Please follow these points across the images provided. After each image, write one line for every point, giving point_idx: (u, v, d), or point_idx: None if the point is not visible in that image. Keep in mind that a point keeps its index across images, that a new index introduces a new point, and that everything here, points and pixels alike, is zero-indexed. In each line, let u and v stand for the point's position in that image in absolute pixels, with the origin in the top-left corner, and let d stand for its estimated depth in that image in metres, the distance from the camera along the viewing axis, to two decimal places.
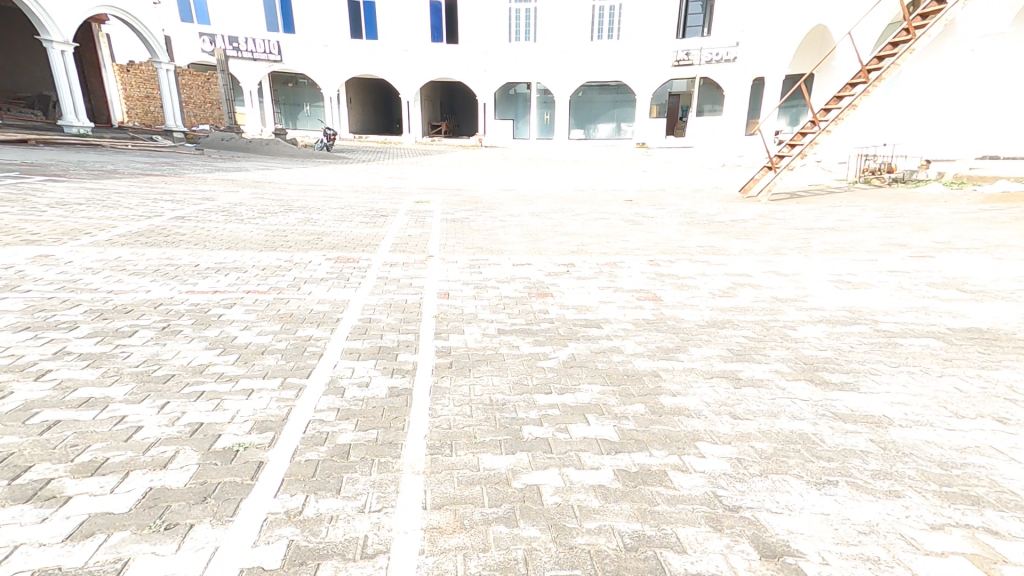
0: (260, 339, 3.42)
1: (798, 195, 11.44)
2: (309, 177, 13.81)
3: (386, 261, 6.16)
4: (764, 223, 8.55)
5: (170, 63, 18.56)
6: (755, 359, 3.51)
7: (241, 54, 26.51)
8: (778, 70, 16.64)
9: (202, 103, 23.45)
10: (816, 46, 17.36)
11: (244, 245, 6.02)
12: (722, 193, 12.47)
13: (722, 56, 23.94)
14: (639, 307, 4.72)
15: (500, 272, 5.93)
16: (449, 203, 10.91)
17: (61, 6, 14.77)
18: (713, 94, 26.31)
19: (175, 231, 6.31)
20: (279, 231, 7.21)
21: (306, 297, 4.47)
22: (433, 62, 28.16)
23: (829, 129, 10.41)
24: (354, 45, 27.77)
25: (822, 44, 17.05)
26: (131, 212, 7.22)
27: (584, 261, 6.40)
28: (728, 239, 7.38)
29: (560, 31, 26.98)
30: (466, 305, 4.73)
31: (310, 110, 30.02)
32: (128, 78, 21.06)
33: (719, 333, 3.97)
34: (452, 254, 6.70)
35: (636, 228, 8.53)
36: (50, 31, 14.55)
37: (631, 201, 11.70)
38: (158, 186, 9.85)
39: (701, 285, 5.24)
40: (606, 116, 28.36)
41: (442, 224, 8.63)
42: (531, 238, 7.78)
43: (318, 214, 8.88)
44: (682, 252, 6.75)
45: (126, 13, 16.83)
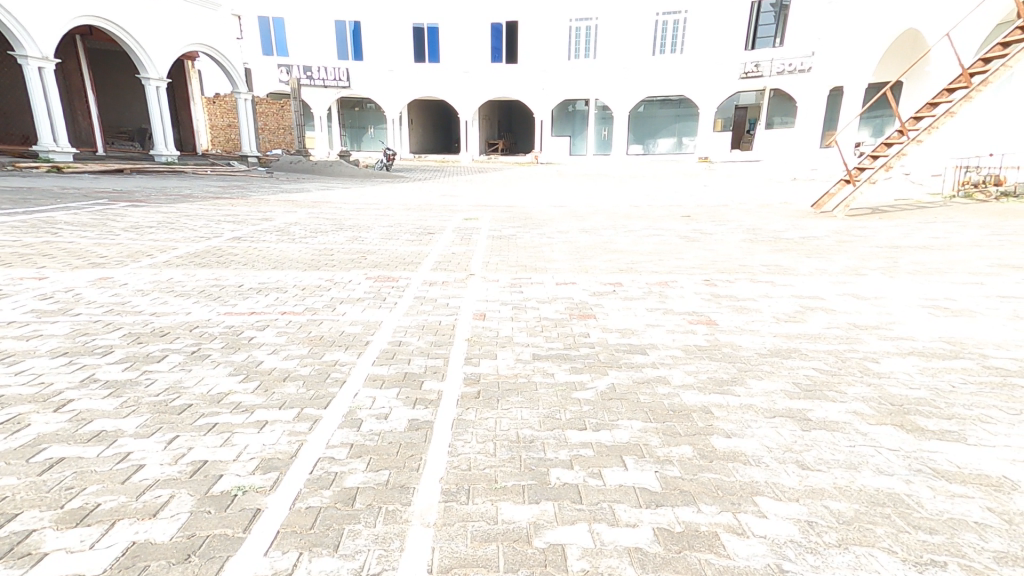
0: (284, 365, 3.36)
1: (881, 211, 10.49)
2: (365, 197, 14.15)
3: (426, 280, 6.06)
4: (840, 240, 7.84)
5: (248, 93, 19.56)
6: (829, 396, 3.01)
7: (314, 83, 28.23)
8: (862, 78, 15.62)
9: (277, 130, 24.65)
10: (904, 54, 16.27)
11: (290, 265, 6.13)
12: (791, 208, 11.68)
13: (794, 66, 22.96)
14: (690, 331, 4.29)
15: (540, 292, 5.65)
16: (499, 220, 10.80)
17: (156, 44, 15.90)
18: (784, 106, 25.08)
19: (229, 252, 6.50)
20: (328, 251, 7.31)
21: (340, 321, 4.41)
22: (492, 83, 28.52)
23: (920, 139, 9.59)
24: (417, 69, 28.60)
25: (912, 51, 15.90)
26: (195, 233, 7.55)
27: (632, 280, 6.02)
28: (798, 257, 6.78)
29: (619, 46, 26.61)
30: (501, 327, 4.50)
31: (373, 133, 31.08)
32: (215, 109, 22.63)
33: (784, 364, 3.49)
34: (494, 272, 6.51)
35: (693, 245, 8.03)
36: (147, 68, 15.72)
37: (689, 216, 11.16)
38: (225, 208, 10.32)
39: (764, 308, 4.73)
40: (667, 131, 27.74)
41: (488, 241, 8.49)
42: (579, 255, 7.48)
43: (367, 233, 8.99)
44: (742, 270, 6.24)
45: (212, 48, 18.05)
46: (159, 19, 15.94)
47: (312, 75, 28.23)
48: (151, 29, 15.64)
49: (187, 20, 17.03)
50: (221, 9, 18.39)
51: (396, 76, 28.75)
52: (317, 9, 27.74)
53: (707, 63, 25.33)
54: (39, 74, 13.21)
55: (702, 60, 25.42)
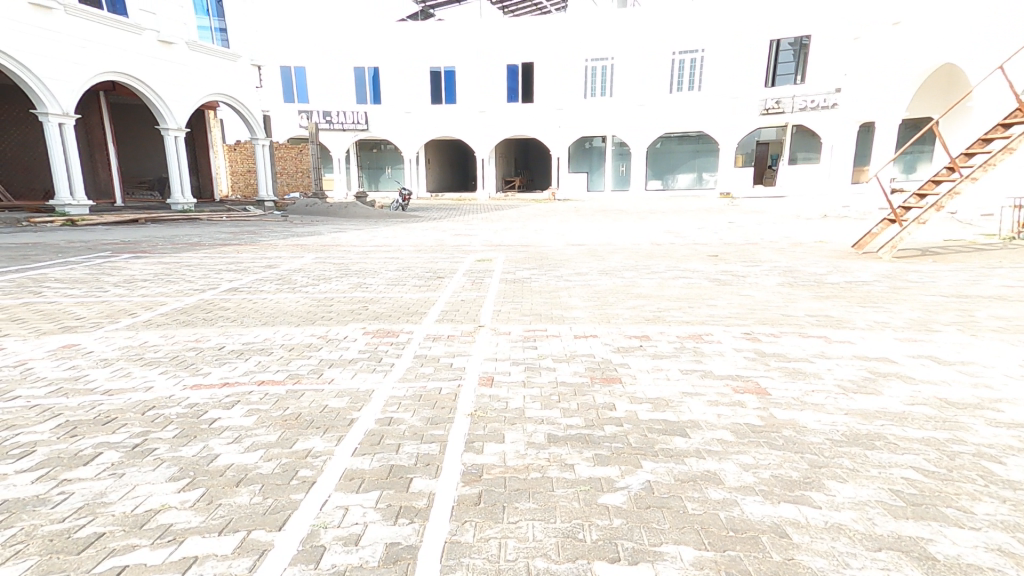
0: (242, 460, 2.75)
1: (930, 251, 9.73)
2: (377, 238, 13.85)
3: (428, 333, 5.51)
4: (894, 286, 7.17)
5: (266, 139, 19.78)
6: (948, 519, 2.30)
7: (333, 126, 28.60)
8: (894, 113, 15.08)
9: (295, 173, 24.77)
10: (944, 92, 15.71)
11: (282, 321, 5.73)
12: (827, 247, 11.01)
13: (818, 103, 23.00)
14: (738, 404, 3.60)
15: (555, 347, 5.01)
16: (513, 261, 10.32)
17: (175, 95, 16.10)
18: (808, 142, 24.85)
19: (219, 307, 6.13)
20: (327, 301, 6.89)
21: (323, 392, 3.84)
22: (509, 123, 28.57)
23: (973, 176, 8.86)
24: (434, 111, 28.87)
25: (951, 89, 15.40)
26: (191, 285, 7.23)
27: (660, 332, 5.41)
28: (852, 308, 6.16)
29: (636, 85, 26.55)
30: (512, 397, 3.88)
31: (391, 173, 31.28)
32: (234, 155, 22.42)
33: (872, 461, 2.78)
34: (505, 322, 5.93)
35: (726, 290, 7.41)
36: (167, 119, 15.88)
37: (717, 256, 10.52)
38: (229, 255, 10.07)
39: (827, 375, 4.06)
40: (686, 166, 27.37)
41: (501, 286, 7.96)
42: (599, 301, 6.89)
43: (372, 279, 8.57)
44: (789, 323, 5.64)
45: (232, 97, 18.37)
46: (180, 71, 16.18)
47: (332, 119, 28.54)
48: (172, 81, 15.90)
49: (208, 71, 17.30)
50: (241, 59, 18.69)
51: (414, 118, 29.03)
52: (337, 57, 28.38)
53: (726, 100, 25.12)
54: (60, 130, 13.27)
55: (720, 97, 25.23)
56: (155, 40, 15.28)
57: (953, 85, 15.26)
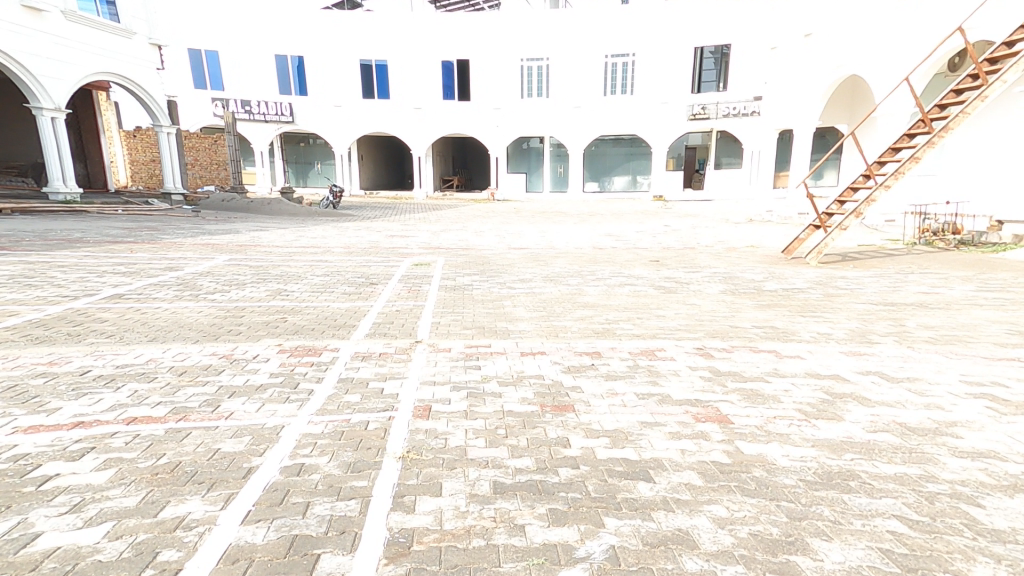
0: (68, 545, 2.16)
1: (851, 257, 10.03)
2: (303, 238, 12.87)
3: (357, 350, 4.88)
4: (828, 294, 7.22)
5: (171, 127, 18.23)
6: None
7: (253, 117, 26.60)
8: (807, 122, 15.53)
9: (209, 165, 22.84)
10: (851, 104, 16.47)
11: (176, 337, 4.97)
12: (760, 253, 11.23)
13: (740, 110, 23.94)
14: (702, 437, 3.25)
15: (501, 367, 4.57)
16: (452, 264, 9.76)
17: (49, 72, 14.26)
18: (731, 147, 25.91)
19: (93, 322, 5.33)
20: (237, 312, 6.10)
21: (216, 431, 3.17)
22: (445, 119, 27.85)
23: (887, 184, 9.12)
24: (366, 104, 27.65)
25: (854, 100, 16.29)
26: (60, 292, 6.48)
27: (612, 348, 5.11)
28: (794, 316, 6.12)
29: (571, 87, 26.59)
30: (454, 432, 3.34)
31: (321, 168, 29.75)
32: (135, 143, 20.81)
33: (855, 512, 2.46)
34: (444, 337, 5.40)
35: (670, 298, 7.26)
36: (40, 98, 14.08)
37: (658, 261, 10.44)
38: (122, 255, 8.99)
39: (787, 395, 3.84)
40: (621, 169, 27.70)
41: (439, 293, 7.39)
42: (544, 311, 6.51)
43: (295, 285, 7.77)
44: (736, 335, 5.49)
45: (125, 77, 16.54)
46: (56, 45, 14.31)
47: (251, 108, 26.49)
48: (46, 56, 14.10)
49: (94, 47, 15.49)
50: (136, 36, 17.03)
51: (344, 111, 27.65)
52: (258, 42, 26.54)
53: (657, 105, 25.65)
54: None
55: (652, 102, 25.72)
56: (18, 5, 13.28)
57: (857, 96, 16.10)
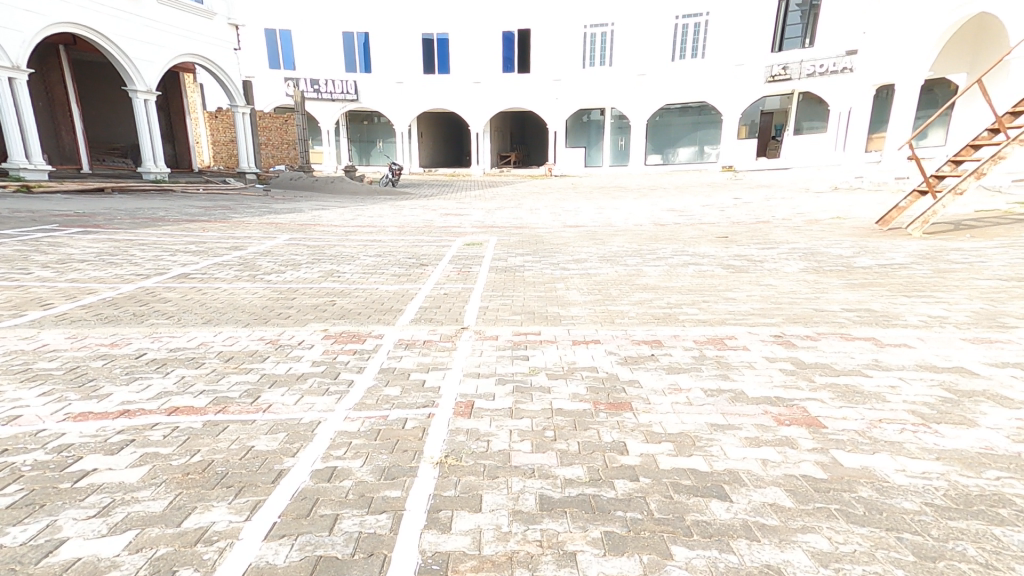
0: (90, 556, 2.02)
1: (962, 227, 8.90)
2: (361, 217, 12.94)
3: (401, 338, 4.72)
4: (939, 270, 6.35)
5: (246, 106, 18.78)
6: None
7: (321, 96, 27.20)
8: (914, 75, 14.00)
9: (280, 145, 23.37)
10: (975, 49, 14.75)
11: (227, 319, 4.94)
12: (847, 225, 10.21)
13: (828, 67, 21.60)
14: (790, 443, 2.78)
15: (551, 358, 4.28)
16: (507, 244, 9.46)
17: (144, 56, 14.91)
18: (813, 110, 23.39)
19: (158, 301, 5.40)
20: (289, 293, 6.07)
21: (252, 426, 3.01)
22: (505, 93, 27.36)
23: (1021, 139, 7.97)
24: (426, 81, 27.54)
25: (980, 45, 14.59)
26: (136, 270, 6.64)
27: (674, 336, 4.64)
28: (899, 296, 5.39)
29: (637, 52, 25.30)
30: (497, 434, 3.04)
31: (382, 146, 29.99)
32: (216, 124, 21.57)
33: (1010, 553, 1.95)
34: (491, 324, 5.14)
35: (743, 279, 6.64)
36: (135, 81, 14.76)
37: (728, 237, 9.68)
38: (194, 234, 9.23)
39: (894, 394, 3.26)
40: (686, 140, 26.28)
41: (491, 276, 7.09)
42: (601, 295, 6.08)
43: (347, 266, 7.70)
44: (823, 320, 4.87)
45: (206, 60, 17.07)
46: (149, 30, 14.94)
47: (320, 87, 27.13)
48: (140, 39, 14.67)
49: (180, 30, 16.02)
50: (217, 17, 17.38)
51: (405, 87, 27.71)
52: (325, 19, 26.73)
53: (730, 68, 24.00)
54: (11, 86, 12.26)
55: (724, 65, 24.09)
56: None
57: (983, 39, 14.40)
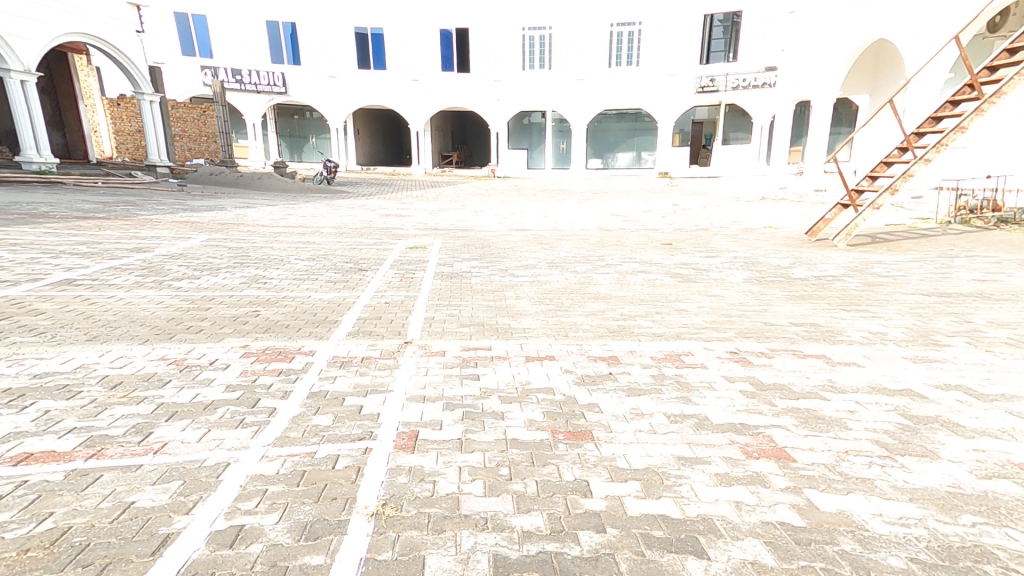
0: None
1: (883, 239, 9.33)
2: (293, 216, 12.11)
3: (336, 355, 4.23)
4: (869, 282, 6.51)
5: (154, 94, 17.40)
6: None
7: (245, 87, 25.48)
8: (827, 93, 14.60)
9: (198, 137, 21.78)
10: (876, 71, 15.43)
11: (122, 335, 4.27)
12: (781, 234, 10.52)
13: (751, 81, 22.71)
14: (764, 482, 2.56)
15: (503, 376, 3.94)
16: (450, 248, 9.05)
17: (20, 32, 13.29)
18: (739, 121, 24.72)
19: (25, 315, 4.63)
20: (204, 302, 5.41)
21: (135, 474, 2.47)
22: (444, 92, 26.79)
23: (927, 158, 8.15)
24: (362, 75, 26.50)
25: (880, 68, 15.27)
26: (4, 276, 5.75)
27: (630, 352, 4.44)
28: (839, 310, 5.43)
29: (575, 57, 25.47)
30: (444, 473, 2.64)
31: (316, 142, 28.63)
32: (120, 112, 19.93)
33: None
34: (437, 337, 4.74)
35: (690, 288, 6.57)
36: (8, 59, 13.09)
37: (671, 245, 9.71)
38: (89, 233, 8.26)
39: (855, 420, 3.14)
40: (625, 145, 26.71)
41: (435, 282, 6.68)
42: (552, 304, 5.82)
43: (274, 270, 7.05)
44: (772, 334, 4.79)
45: (103, 40, 15.50)
46: (28, 5, 13.33)
47: (242, 78, 25.37)
48: (17, 13, 13.10)
49: (67, 6, 14.43)
50: None
51: (339, 82, 26.50)
52: (247, 6, 25.16)
53: (663, 78, 24.57)
54: None
55: (658, 74, 24.63)
56: None
57: (883, 62, 15.09)
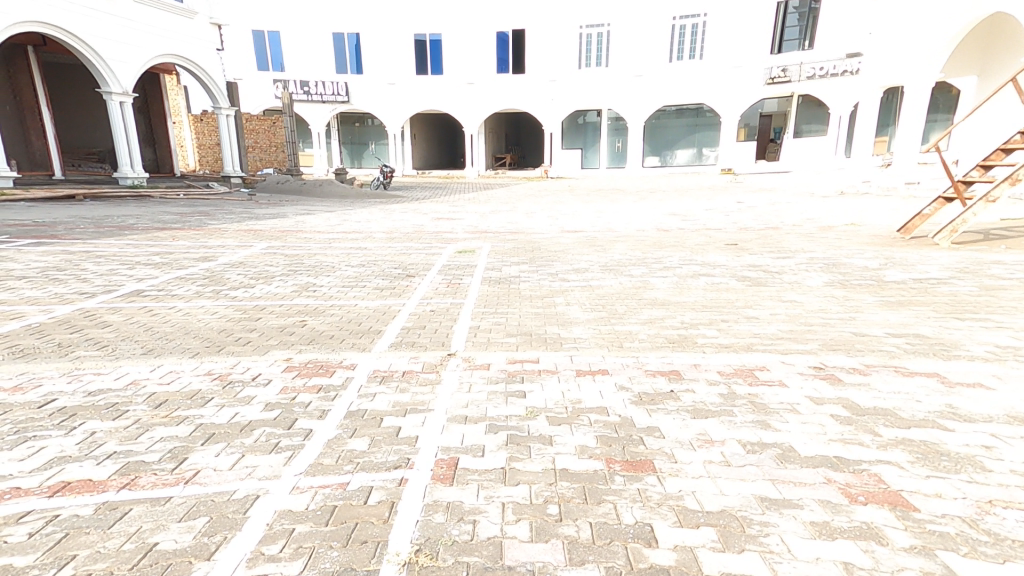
0: None
1: (992, 236, 8.32)
2: (348, 222, 12.24)
3: (376, 369, 4.03)
4: (984, 287, 5.74)
5: (230, 108, 18.09)
6: None
7: (311, 98, 26.47)
8: (924, 77, 13.40)
9: (268, 147, 22.64)
10: (985, 49, 14.05)
11: (174, 348, 4.24)
12: (863, 231, 9.63)
13: (829, 70, 21.25)
14: (883, 538, 2.12)
15: (551, 395, 3.59)
16: (500, 251, 8.82)
17: (120, 57, 14.14)
18: (815, 112, 23.06)
19: (94, 328, 4.70)
20: (253, 311, 5.38)
21: (164, 509, 2.31)
22: (500, 95, 26.71)
23: None
24: (419, 82, 26.84)
25: (989, 47, 13.89)
26: (82, 288, 5.94)
27: (694, 365, 3.99)
28: (951, 319, 4.78)
29: (634, 53, 24.71)
30: (486, 511, 2.35)
31: (374, 149, 29.20)
32: (202, 127, 20.92)
33: None
34: (482, 349, 4.47)
35: (762, 292, 6.01)
36: (109, 82, 13.96)
37: (737, 245, 9.06)
38: (162, 243, 8.56)
39: (993, 459, 2.69)
40: (685, 141, 25.74)
41: (483, 289, 6.41)
42: (606, 310, 5.43)
43: (325, 277, 7.00)
44: (865, 347, 4.23)
45: (188, 60, 16.36)
46: (126, 30, 14.17)
47: (310, 89, 26.41)
48: (114, 38, 13.85)
49: (157, 29, 15.27)
50: (197, 16, 16.66)
51: (398, 88, 26.97)
52: (314, 20, 26.05)
53: (729, 70, 23.46)
54: None
55: (723, 66, 23.54)
56: None
57: (992, 40, 13.75)
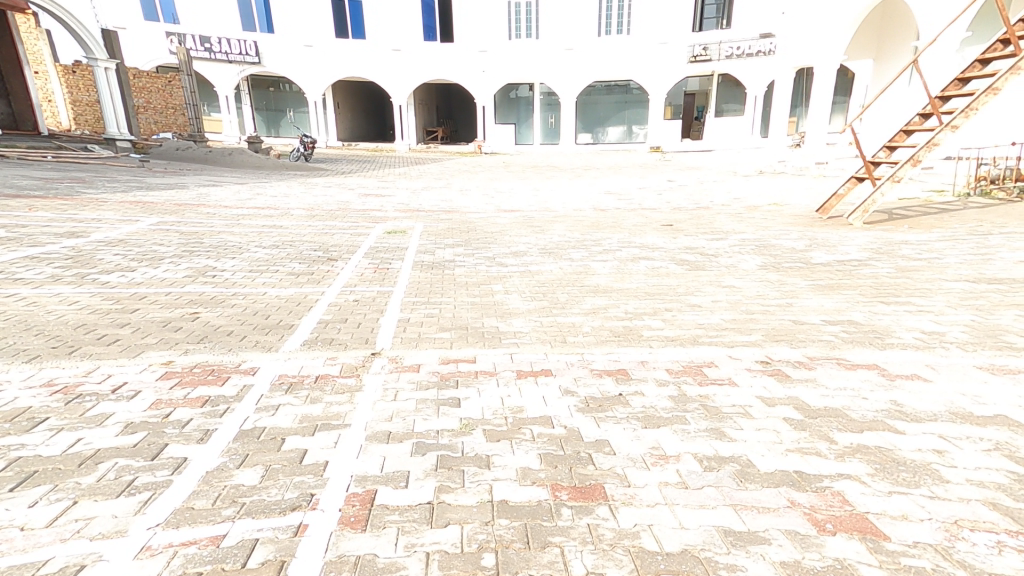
0: None
1: (903, 216, 8.68)
2: (262, 196, 11.17)
3: (282, 374, 3.43)
4: (903, 268, 5.83)
5: (108, 61, 15.79)
6: None
7: (214, 56, 23.80)
8: (830, 58, 13.76)
9: (164, 109, 20.32)
10: (881, 32, 14.78)
11: (7, 352, 3.44)
12: (787, 212, 9.80)
13: (745, 50, 21.69)
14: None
15: (489, 402, 3.17)
16: (433, 231, 8.28)
17: None
18: (732, 92, 23.68)
19: None
20: (131, 301, 4.56)
21: None
22: (428, 63, 25.55)
23: (955, 124, 7.43)
24: (341, 44, 25.12)
25: (885, 29, 14.63)
26: None
27: (642, 364, 3.69)
28: (880, 304, 4.75)
29: (563, 26, 24.33)
30: (404, 568, 1.90)
31: (294, 116, 27.15)
32: (73, 80, 18.51)
33: None
34: (411, 347, 3.95)
35: (700, 277, 5.85)
36: None
37: (672, 226, 8.98)
38: (18, 214, 7.32)
39: (950, 468, 2.45)
40: (616, 119, 25.72)
41: (412, 274, 5.86)
42: (545, 299, 5.06)
43: (229, 260, 6.15)
44: (810, 338, 4.06)
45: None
46: None
47: (212, 46, 23.65)
48: None
49: None
50: None
51: (315, 52, 24.98)
52: None
53: (655, 47, 23.44)
54: None
55: (649, 44, 23.50)
56: None
57: (886, 22, 14.48)
